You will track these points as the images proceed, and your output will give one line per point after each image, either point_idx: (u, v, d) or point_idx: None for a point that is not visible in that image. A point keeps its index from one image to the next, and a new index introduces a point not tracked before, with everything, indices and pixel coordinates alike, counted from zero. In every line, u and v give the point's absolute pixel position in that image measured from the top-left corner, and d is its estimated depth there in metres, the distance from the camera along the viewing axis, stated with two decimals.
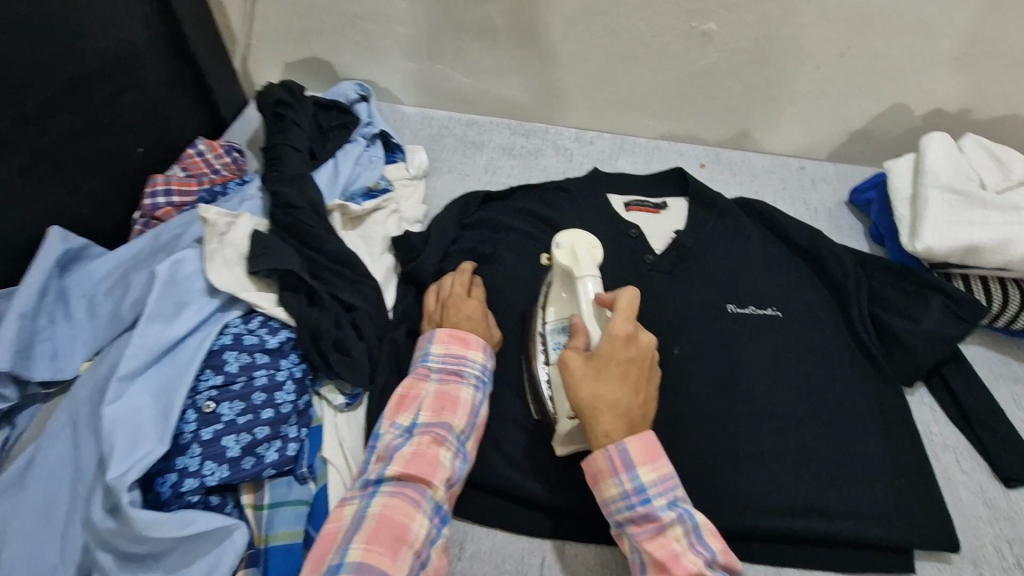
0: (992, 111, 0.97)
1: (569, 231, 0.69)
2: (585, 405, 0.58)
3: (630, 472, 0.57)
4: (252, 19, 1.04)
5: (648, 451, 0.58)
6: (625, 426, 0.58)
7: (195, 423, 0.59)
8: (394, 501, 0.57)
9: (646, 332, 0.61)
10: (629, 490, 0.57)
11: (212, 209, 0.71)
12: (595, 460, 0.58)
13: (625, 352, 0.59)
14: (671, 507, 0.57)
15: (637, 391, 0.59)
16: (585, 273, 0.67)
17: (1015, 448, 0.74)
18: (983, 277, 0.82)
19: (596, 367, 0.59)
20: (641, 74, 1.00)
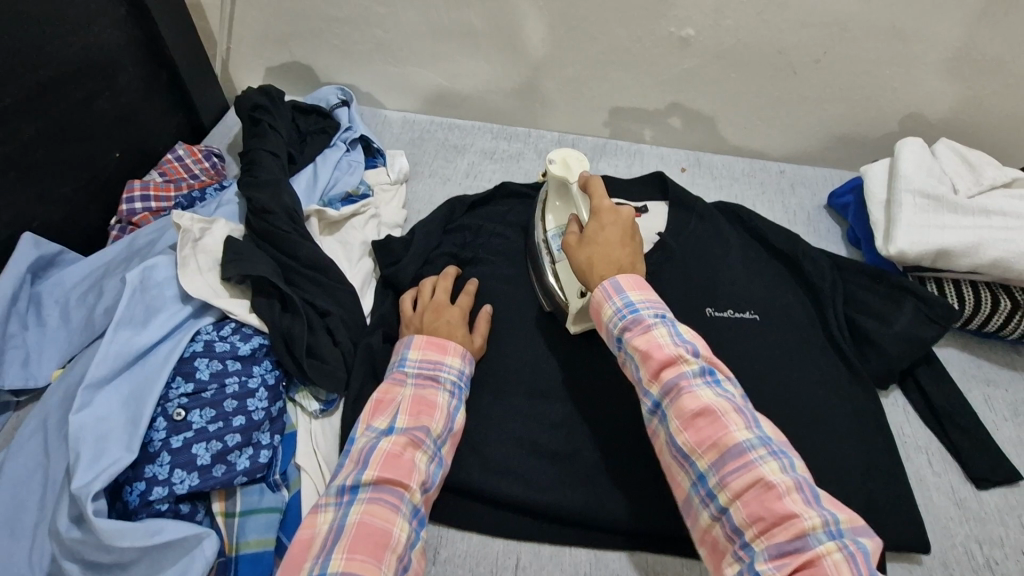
0: (967, 116, 0.99)
1: (559, 149, 0.81)
2: (583, 265, 0.65)
3: (621, 293, 0.60)
4: (231, 23, 1.04)
5: (636, 282, 0.61)
6: (622, 267, 0.63)
7: (165, 430, 0.59)
8: (374, 506, 0.55)
9: (627, 206, 0.69)
10: (620, 305, 0.60)
11: (186, 215, 0.71)
12: (595, 299, 0.62)
13: (610, 217, 0.67)
14: (659, 317, 0.59)
15: (629, 247, 0.65)
16: (576, 179, 0.77)
17: (984, 449, 0.75)
18: (956, 281, 0.83)
19: (587, 239, 0.66)
20: (621, 78, 1.01)
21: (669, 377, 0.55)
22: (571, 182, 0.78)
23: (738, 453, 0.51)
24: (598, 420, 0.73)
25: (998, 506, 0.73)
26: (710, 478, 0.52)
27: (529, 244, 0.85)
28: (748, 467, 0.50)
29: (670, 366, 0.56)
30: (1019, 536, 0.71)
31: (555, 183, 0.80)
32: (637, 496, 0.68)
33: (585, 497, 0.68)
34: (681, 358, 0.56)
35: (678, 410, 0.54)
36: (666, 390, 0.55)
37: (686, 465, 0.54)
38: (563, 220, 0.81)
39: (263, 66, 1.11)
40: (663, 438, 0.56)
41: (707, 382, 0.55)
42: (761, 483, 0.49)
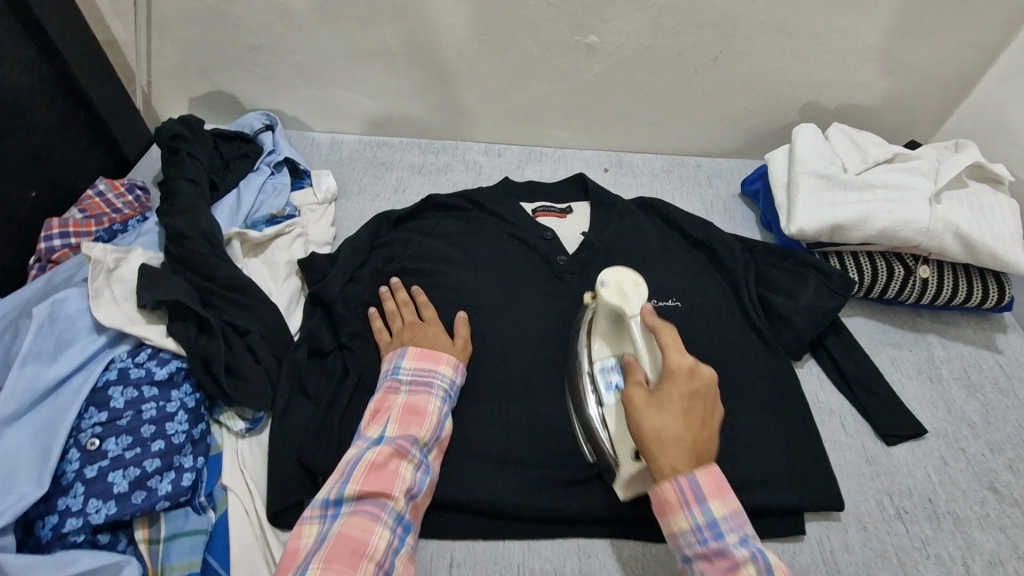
0: (856, 101, 1.06)
1: (612, 269, 0.72)
2: (649, 437, 0.58)
3: (701, 507, 0.56)
4: (149, 57, 1.05)
5: (718, 488, 0.56)
6: (692, 458, 0.58)
7: (78, 461, 0.58)
8: (355, 518, 0.58)
9: (703, 368, 0.61)
10: (701, 524, 0.56)
11: (98, 247, 0.71)
12: (661, 493, 0.58)
13: (688, 384, 0.60)
14: (739, 541, 0.56)
15: (704, 424, 0.59)
16: (637, 314, 0.70)
17: (891, 407, 0.80)
18: (855, 253, 0.89)
19: (659, 403, 0.59)
20: (537, 87, 1.05)
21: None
22: (629, 316, 0.70)
23: None
24: (529, 413, 0.76)
25: (905, 459, 0.78)
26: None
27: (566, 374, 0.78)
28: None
29: None
30: (925, 485, 0.76)
31: (606, 309, 0.73)
32: (567, 486, 0.72)
33: (519, 490, 0.70)
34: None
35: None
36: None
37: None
38: (613, 351, 0.75)
39: (186, 97, 1.12)
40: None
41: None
42: None
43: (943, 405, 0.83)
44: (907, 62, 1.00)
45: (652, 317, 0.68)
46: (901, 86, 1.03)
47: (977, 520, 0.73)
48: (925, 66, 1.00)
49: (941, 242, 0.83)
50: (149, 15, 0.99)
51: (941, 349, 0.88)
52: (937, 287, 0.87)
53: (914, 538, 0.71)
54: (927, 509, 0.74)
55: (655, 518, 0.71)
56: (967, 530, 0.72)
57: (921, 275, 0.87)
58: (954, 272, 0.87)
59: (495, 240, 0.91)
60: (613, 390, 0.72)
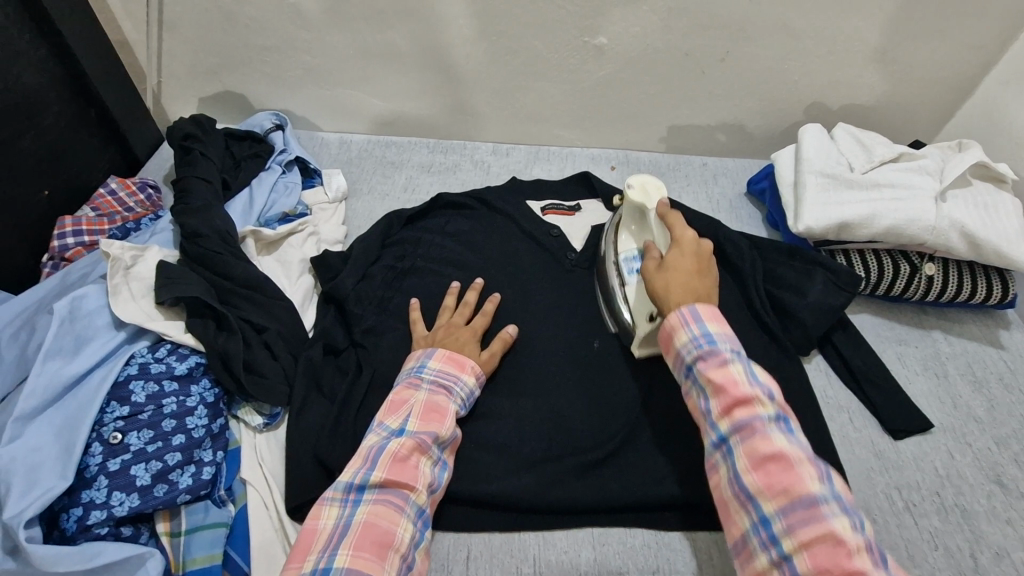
0: (860, 102, 1.08)
1: (637, 174, 0.82)
2: (659, 288, 0.66)
3: (698, 323, 0.61)
4: (159, 57, 1.05)
5: (715, 317, 0.62)
6: (695, 297, 0.64)
7: (101, 455, 0.59)
8: (379, 508, 0.58)
9: (705, 241, 0.70)
10: (698, 334, 0.60)
11: (116, 244, 0.72)
12: (668, 323, 0.63)
13: (690, 247, 0.69)
14: (737, 354, 0.58)
15: (705, 279, 0.67)
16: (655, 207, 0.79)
17: (898, 403, 0.82)
18: (861, 252, 0.90)
19: (665, 267, 0.68)
20: (545, 88, 1.06)
21: (770, 461, 0.51)
22: (648, 210, 0.80)
23: (796, 481, 0.49)
24: (542, 408, 0.77)
25: (913, 453, 0.79)
26: (757, 499, 0.51)
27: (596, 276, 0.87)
28: (809, 506, 0.48)
29: (744, 405, 0.54)
30: (933, 479, 0.77)
31: (632, 208, 0.82)
32: (581, 480, 0.73)
33: (536, 485, 0.71)
34: (755, 398, 0.54)
35: (749, 452, 0.52)
36: (737, 427, 0.54)
37: (749, 505, 0.51)
38: (637, 243, 0.83)
39: (196, 96, 1.13)
40: (724, 475, 0.54)
41: (828, 488, 0.49)
42: (815, 514, 0.47)
43: (949, 400, 0.84)
44: (911, 62, 1.01)
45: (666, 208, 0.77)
46: (905, 86, 1.05)
47: (985, 512, 0.74)
48: (928, 67, 1.02)
49: (946, 241, 0.84)
50: (160, 16, 1.00)
51: (946, 345, 0.90)
52: (943, 284, 0.88)
53: (923, 531, 0.73)
54: (935, 503, 0.75)
55: (667, 511, 0.72)
56: (974, 522, 0.73)
57: (927, 273, 0.88)
58: (959, 268, 0.88)
59: (506, 238, 0.92)
60: (635, 273, 0.81)
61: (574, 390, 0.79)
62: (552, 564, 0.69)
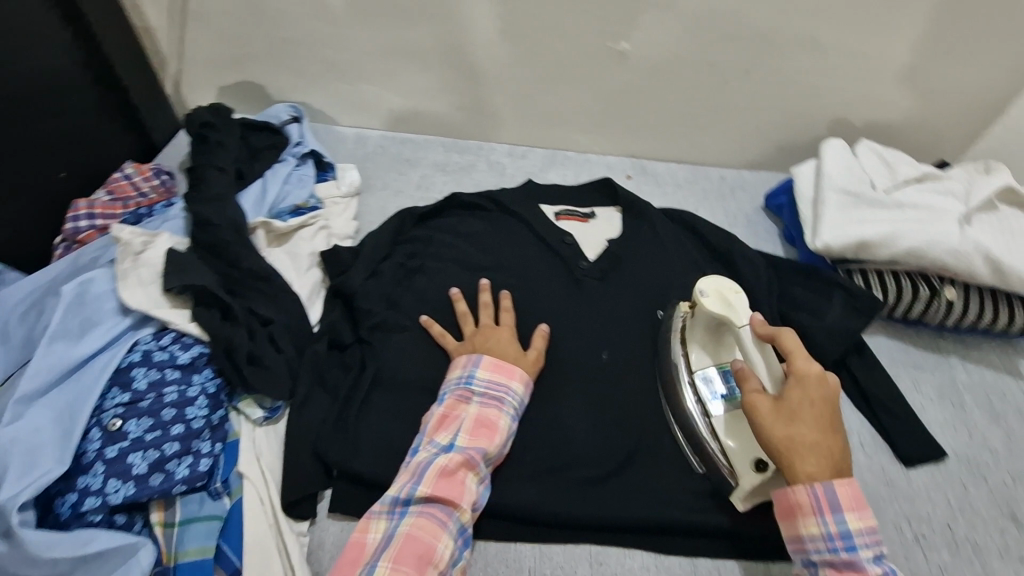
0: (886, 120, 1.05)
1: (710, 278, 0.74)
2: (782, 450, 0.61)
3: (833, 515, 0.58)
4: (182, 45, 1.06)
5: (854, 499, 0.59)
6: (828, 465, 0.60)
7: (99, 441, 0.59)
8: (422, 521, 0.59)
9: (829, 376, 0.64)
10: (833, 533, 0.58)
11: (127, 229, 0.72)
12: (794, 495, 0.60)
13: (816, 388, 0.63)
14: (869, 556, 0.58)
15: (835, 433, 0.61)
16: (745, 322, 0.70)
17: (911, 430, 0.79)
18: (879, 271, 0.87)
19: (789, 414, 0.61)
20: (565, 91, 1.05)
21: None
22: (736, 324, 0.71)
23: None
24: (545, 417, 0.76)
25: (925, 483, 0.77)
26: None
27: (666, 397, 0.78)
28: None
29: None
30: (945, 510, 0.75)
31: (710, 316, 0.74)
32: (579, 491, 0.72)
33: (536, 494, 0.71)
34: (868, 574, 0.57)
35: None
36: (823, 540, 0.59)
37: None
38: (715, 360, 0.79)
39: (215, 85, 1.13)
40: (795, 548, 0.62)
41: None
42: None
43: (964, 430, 0.82)
44: (941, 82, 0.99)
45: (762, 326, 0.69)
46: (933, 105, 1.02)
47: (997, 549, 0.72)
48: (959, 87, 0.99)
49: (970, 265, 0.82)
50: (185, 4, 1.00)
51: (964, 373, 0.87)
52: (962, 310, 0.85)
53: (932, 565, 0.70)
54: (946, 536, 0.73)
55: (665, 528, 0.71)
56: (986, 559, 0.71)
57: (947, 297, 0.85)
58: (980, 294, 0.86)
59: (519, 241, 0.91)
60: (720, 400, 0.76)
61: (579, 400, 0.78)
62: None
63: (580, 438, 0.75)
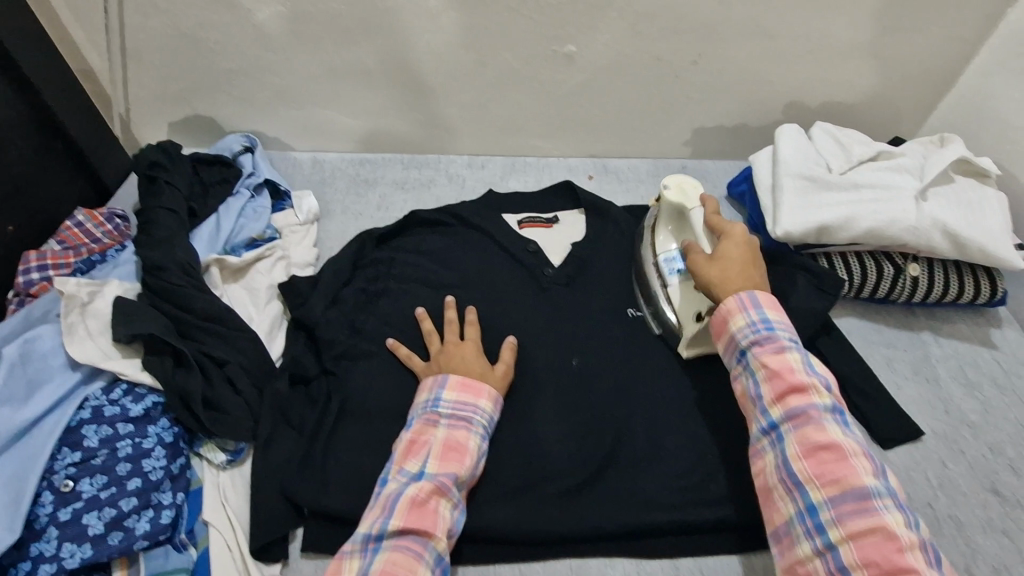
0: (840, 100, 1.05)
1: (673, 175, 0.86)
2: (715, 283, 0.69)
3: (757, 308, 0.65)
4: (125, 84, 1.04)
5: (773, 306, 0.65)
6: (753, 287, 0.68)
7: (52, 504, 0.58)
8: (397, 555, 0.57)
9: (754, 236, 0.74)
10: (755, 319, 0.64)
11: (71, 281, 0.70)
12: (725, 309, 0.66)
13: (743, 239, 0.72)
14: (798, 350, 0.62)
15: (758, 266, 0.70)
16: (695, 205, 0.82)
17: (888, 412, 0.79)
18: (843, 254, 0.87)
19: (719, 257, 0.70)
20: (517, 98, 1.04)
21: (795, 403, 0.59)
22: (690, 209, 0.82)
23: (847, 474, 0.54)
24: (517, 432, 0.75)
25: (903, 463, 0.76)
26: (806, 486, 0.55)
27: (639, 283, 0.87)
28: (860, 499, 0.53)
29: (829, 449, 0.56)
30: (925, 489, 0.74)
31: (670, 208, 0.86)
32: (556, 506, 0.71)
33: (512, 513, 0.70)
34: (811, 387, 0.59)
35: (799, 437, 0.57)
36: (791, 415, 0.58)
37: (794, 491, 0.56)
38: (677, 242, 0.86)
39: (165, 122, 1.11)
40: (770, 462, 0.59)
41: (846, 431, 0.57)
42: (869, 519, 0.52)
43: (940, 405, 0.81)
44: (889, 57, 0.98)
45: (710, 203, 0.81)
46: (885, 81, 1.02)
47: (980, 524, 0.72)
48: (908, 61, 0.99)
49: (930, 241, 0.82)
50: (123, 43, 0.98)
51: (936, 347, 0.87)
52: (928, 285, 0.86)
53: None
54: (928, 515, 0.72)
55: (644, 534, 0.70)
56: (970, 535, 0.71)
57: (912, 274, 0.86)
58: (944, 267, 0.86)
59: (482, 253, 0.90)
60: (677, 274, 0.84)
61: (551, 411, 0.77)
62: None
63: (554, 452, 0.74)
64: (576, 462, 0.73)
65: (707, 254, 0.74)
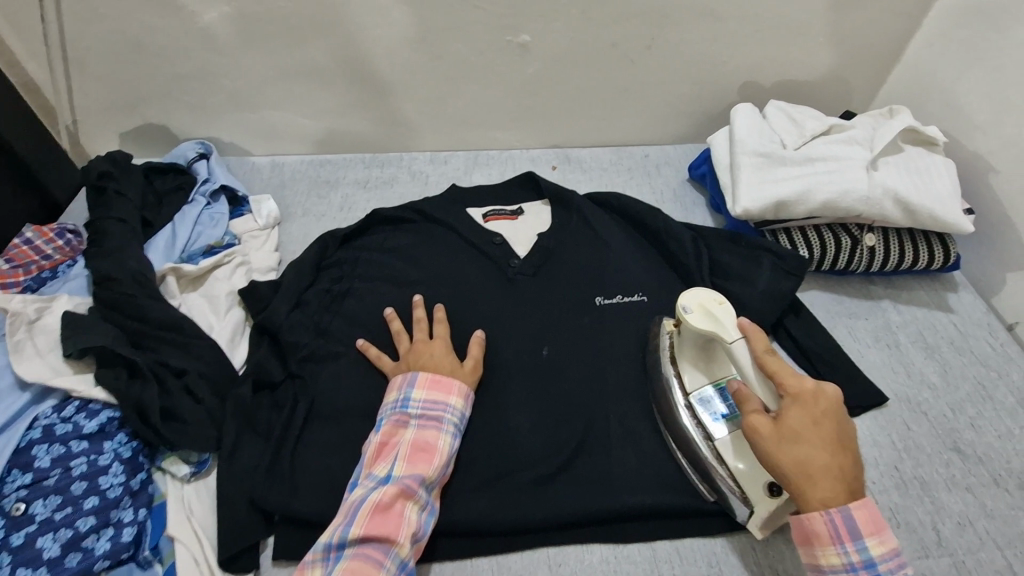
0: (793, 78, 1.07)
1: (691, 292, 0.72)
2: (795, 474, 0.59)
3: (855, 542, 0.57)
4: (70, 95, 1.01)
5: (873, 525, 0.58)
6: (841, 483, 0.59)
7: (4, 529, 0.56)
8: (357, 564, 0.57)
9: (832, 385, 0.63)
10: (854, 560, 0.57)
11: (16, 298, 0.69)
12: (808, 521, 0.59)
13: (818, 404, 0.61)
14: (892, 571, 0.57)
15: (846, 445, 0.60)
16: (733, 334, 0.68)
17: (852, 379, 0.80)
18: (802, 228, 0.89)
19: (793, 437, 0.60)
20: (475, 91, 1.03)
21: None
22: (727, 340, 0.68)
23: None
24: (489, 425, 0.75)
25: (869, 429, 0.78)
26: None
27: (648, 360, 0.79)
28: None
29: None
30: (891, 453, 0.76)
31: (693, 330, 0.72)
32: (531, 495, 0.70)
33: (486, 505, 0.69)
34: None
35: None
36: None
37: None
38: (708, 378, 0.76)
39: (115, 132, 1.08)
40: None
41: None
42: None
43: (902, 370, 0.83)
44: (838, 34, 1.00)
45: (752, 329, 0.68)
46: (835, 58, 1.04)
47: (944, 482, 0.74)
48: (856, 37, 1.01)
49: (882, 210, 0.84)
50: (64, 53, 0.95)
51: (896, 314, 0.89)
52: (885, 253, 0.87)
53: (884, 508, 0.71)
54: (895, 478, 0.74)
55: (620, 517, 0.71)
56: (935, 494, 0.73)
57: (868, 243, 0.87)
58: (899, 236, 0.88)
59: (446, 248, 0.89)
60: (722, 420, 0.73)
61: (522, 401, 0.76)
62: None
63: (527, 440, 0.73)
64: (549, 450, 0.73)
65: (770, 416, 0.62)
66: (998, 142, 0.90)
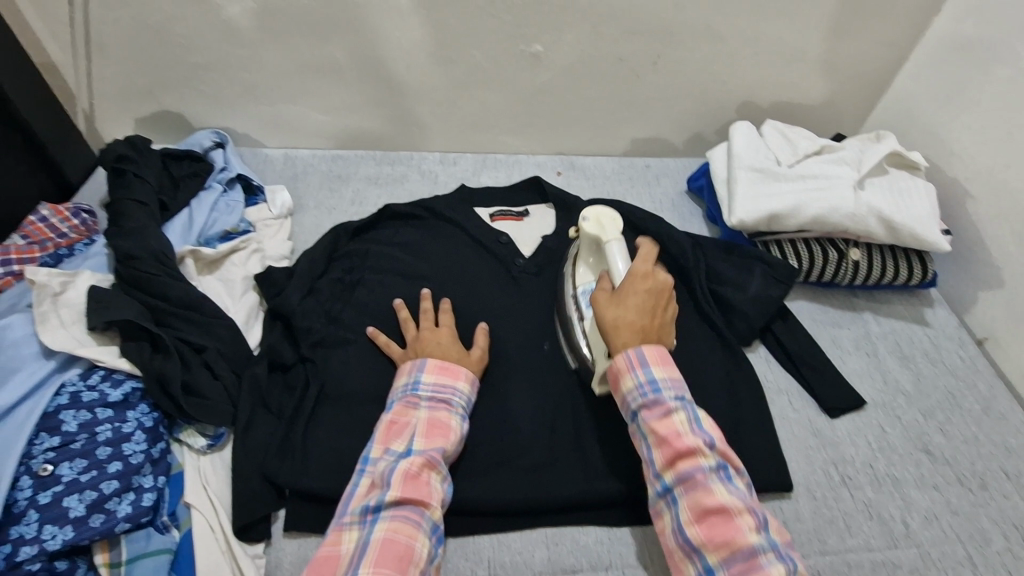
0: (787, 101, 1.13)
1: (593, 206, 0.81)
2: (608, 326, 0.67)
3: (644, 368, 0.64)
4: (90, 78, 1.03)
5: (660, 358, 0.64)
6: (647, 339, 0.66)
7: (31, 488, 0.59)
8: (397, 524, 0.59)
9: (664, 274, 0.70)
10: (643, 381, 0.63)
11: (42, 271, 0.70)
12: (614, 364, 0.65)
13: (645, 283, 0.68)
14: (678, 401, 0.63)
15: (658, 314, 0.68)
16: (612, 239, 0.77)
17: (833, 384, 0.85)
18: (792, 241, 0.95)
19: (617, 300, 0.68)
20: (486, 96, 1.08)
21: (685, 468, 0.60)
22: (606, 242, 0.78)
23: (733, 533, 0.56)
24: (492, 412, 0.78)
25: (848, 430, 0.83)
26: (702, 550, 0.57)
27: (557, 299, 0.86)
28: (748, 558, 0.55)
29: (687, 457, 0.60)
30: (866, 452, 0.81)
31: (588, 241, 0.81)
32: (530, 480, 0.74)
33: (488, 488, 0.73)
34: (697, 449, 0.60)
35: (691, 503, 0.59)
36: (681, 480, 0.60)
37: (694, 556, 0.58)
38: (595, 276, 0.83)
39: (131, 117, 1.10)
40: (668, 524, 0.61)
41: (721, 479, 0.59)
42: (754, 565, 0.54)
43: (879, 376, 0.89)
44: (831, 60, 1.06)
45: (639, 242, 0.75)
46: (828, 84, 1.10)
47: (914, 480, 0.79)
48: (847, 64, 1.07)
49: (866, 225, 0.90)
50: (87, 37, 0.97)
51: (876, 325, 0.95)
52: (867, 268, 0.93)
53: (859, 502, 0.77)
54: (868, 474, 0.79)
55: (615, 503, 0.74)
56: (905, 491, 0.78)
57: (852, 258, 0.93)
58: (882, 252, 0.94)
59: (454, 244, 0.92)
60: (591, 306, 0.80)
61: (524, 392, 0.80)
62: (505, 565, 0.71)
63: (527, 430, 0.77)
64: (548, 439, 0.77)
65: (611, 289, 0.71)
66: (974, 170, 0.97)
